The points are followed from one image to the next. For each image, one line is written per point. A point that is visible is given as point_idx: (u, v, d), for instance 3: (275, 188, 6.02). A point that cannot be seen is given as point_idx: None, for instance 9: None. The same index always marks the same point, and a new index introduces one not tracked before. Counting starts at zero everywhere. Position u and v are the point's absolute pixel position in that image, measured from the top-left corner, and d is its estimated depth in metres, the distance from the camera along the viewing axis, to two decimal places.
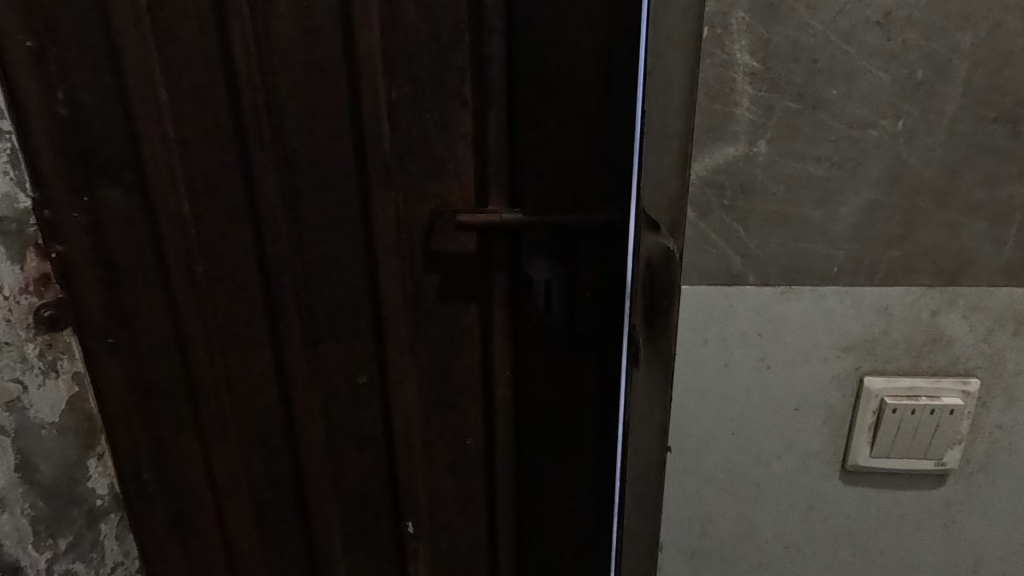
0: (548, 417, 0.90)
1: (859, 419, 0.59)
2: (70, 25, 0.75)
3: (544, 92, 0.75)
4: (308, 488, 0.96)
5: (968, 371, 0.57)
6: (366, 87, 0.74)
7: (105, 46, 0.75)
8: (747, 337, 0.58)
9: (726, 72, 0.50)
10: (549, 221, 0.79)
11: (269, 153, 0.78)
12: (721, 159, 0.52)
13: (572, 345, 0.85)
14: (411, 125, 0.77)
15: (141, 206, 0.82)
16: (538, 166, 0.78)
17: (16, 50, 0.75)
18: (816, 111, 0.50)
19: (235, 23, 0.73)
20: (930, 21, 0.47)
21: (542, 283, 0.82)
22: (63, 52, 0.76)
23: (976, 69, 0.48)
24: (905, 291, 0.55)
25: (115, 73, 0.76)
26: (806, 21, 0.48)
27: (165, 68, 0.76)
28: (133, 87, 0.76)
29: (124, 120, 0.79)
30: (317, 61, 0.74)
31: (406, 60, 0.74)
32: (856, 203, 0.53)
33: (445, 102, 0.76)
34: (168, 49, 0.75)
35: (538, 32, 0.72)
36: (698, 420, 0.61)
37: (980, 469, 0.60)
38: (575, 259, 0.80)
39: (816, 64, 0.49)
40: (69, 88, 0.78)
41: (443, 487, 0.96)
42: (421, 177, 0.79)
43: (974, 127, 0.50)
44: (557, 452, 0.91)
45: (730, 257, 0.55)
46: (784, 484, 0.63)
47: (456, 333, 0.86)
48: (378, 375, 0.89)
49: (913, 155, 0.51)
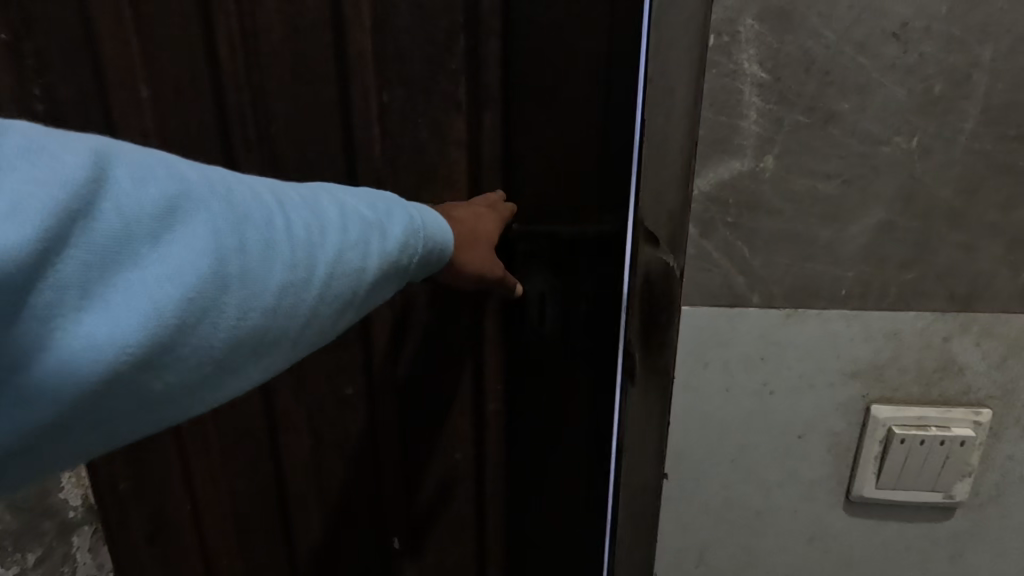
0: (541, 433, 0.87)
1: (866, 449, 0.56)
2: (40, 16, 0.71)
3: (542, 96, 0.72)
4: (291, 501, 0.93)
5: (981, 400, 0.54)
6: (356, 87, 0.71)
7: (81, 39, 0.72)
8: (750, 361, 0.55)
9: (732, 82, 0.47)
10: (542, 229, 0.76)
11: (255, 156, 0.75)
12: (726, 174, 0.50)
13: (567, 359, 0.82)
14: (402, 129, 0.73)
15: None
16: (534, 173, 0.74)
17: None
18: (827, 125, 0.47)
19: (219, 18, 0.70)
20: (949, 32, 0.44)
21: (536, 295, 0.79)
22: (39, 45, 0.72)
23: (996, 85, 0.45)
24: (915, 315, 0.52)
25: (93, 69, 0.73)
26: (819, 30, 0.45)
27: (143, 64, 0.72)
28: (111, 84, 0.73)
29: (101, 117, 0.75)
30: (305, 59, 0.71)
31: (398, 60, 0.71)
32: (866, 223, 0.50)
33: (438, 106, 0.72)
34: (148, 44, 0.71)
35: (536, 33, 0.69)
36: (697, 447, 0.58)
37: (990, 502, 0.58)
38: (571, 271, 0.78)
39: (828, 76, 0.46)
40: (41, 84, 0.74)
41: (430, 505, 0.92)
42: (412, 183, 0.76)
43: (993, 146, 0.47)
44: (549, 469, 0.88)
45: (733, 276, 0.52)
46: (786, 514, 0.60)
47: (446, 345, 0.83)
48: (364, 387, 0.85)
49: (928, 173, 0.48)
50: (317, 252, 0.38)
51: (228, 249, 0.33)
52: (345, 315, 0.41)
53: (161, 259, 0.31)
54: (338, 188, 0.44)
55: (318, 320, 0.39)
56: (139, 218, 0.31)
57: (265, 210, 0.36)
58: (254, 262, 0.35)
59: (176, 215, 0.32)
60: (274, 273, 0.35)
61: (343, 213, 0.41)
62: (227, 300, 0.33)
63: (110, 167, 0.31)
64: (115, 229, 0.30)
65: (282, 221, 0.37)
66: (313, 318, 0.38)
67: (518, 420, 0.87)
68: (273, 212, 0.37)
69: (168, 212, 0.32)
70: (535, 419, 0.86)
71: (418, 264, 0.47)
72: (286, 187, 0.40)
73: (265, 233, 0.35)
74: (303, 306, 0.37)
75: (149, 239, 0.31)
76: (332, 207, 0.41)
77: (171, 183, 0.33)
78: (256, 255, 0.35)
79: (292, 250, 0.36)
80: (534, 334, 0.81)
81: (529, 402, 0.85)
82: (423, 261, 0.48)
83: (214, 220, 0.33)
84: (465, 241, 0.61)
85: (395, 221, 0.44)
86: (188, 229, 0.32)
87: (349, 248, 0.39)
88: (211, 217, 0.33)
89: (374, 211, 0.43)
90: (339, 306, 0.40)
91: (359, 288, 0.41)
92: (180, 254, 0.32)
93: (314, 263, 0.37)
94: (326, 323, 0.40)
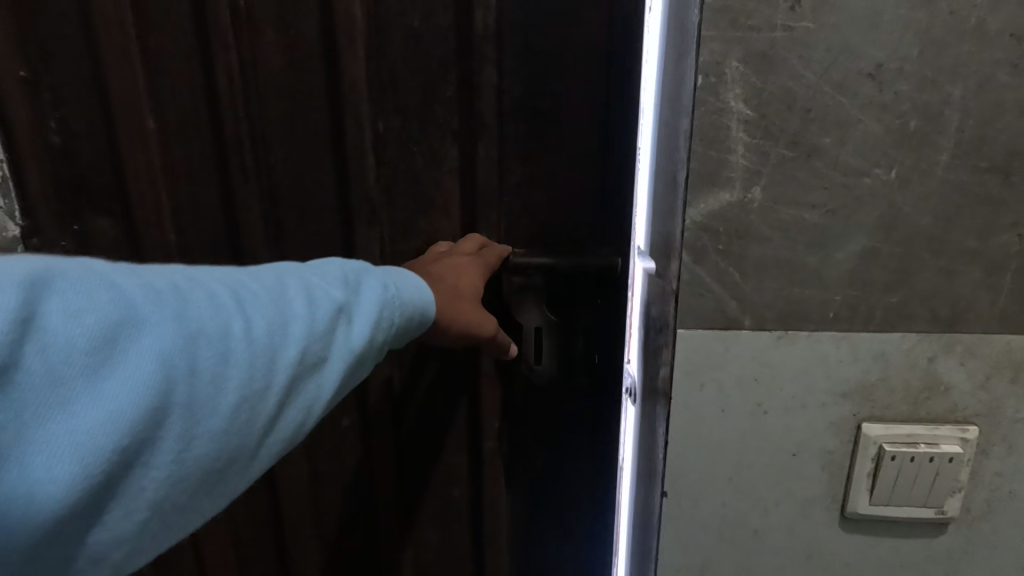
0: (542, 462, 0.87)
1: (858, 467, 0.58)
2: (53, 53, 0.73)
3: (538, 127, 0.74)
4: (288, 530, 0.92)
5: (968, 418, 0.56)
6: (352, 118, 0.74)
7: (91, 72, 0.74)
8: (743, 381, 0.57)
9: (721, 118, 0.50)
10: (537, 260, 0.77)
11: (254, 185, 0.77)
12: (717, 204, 0.52)
13: (565, 386, 0.83)
14: (402, 160, 0.76)
15: (130, 235, 0.80)
16: (530, 201, 0.76)
17: (9, 80, 0.73)
18: (810, 158, 0.50)
19: (222, 54, 0.72)
20: (921, 72, 0.48)
21: (531, 330, 0.80)
22: (55, 80, 0.74)
23: (968, 120, 0.48)
24: (901, 337, 0.54)
25: (101, 100, 0.75)
26: (799, 71, 0.48)
27: (151, 99, 0.74)
28: (118, 117, 0.75)
29: (109, 149, 0.77)
30: (302, 90, 0.74)
31: (401, 95, 0.74)
32: (850, 249, 0.52)
33: (431, 134, 0.75)
34: (157, 77, 0.74)
35: (530, 67, 0.72)
36: (695, 466, 0.60)
37: (981, 517, 0.59)
38: (569, 305, 0.79)
39: (810, 113, 0.49)
40: (52, 116, 0.76)
41: (426, 536, 0.93)
42: (408, 212, 0.78)
43: (967, 177, 0.50)
44: (549, 497, 0.89)
45: (725, 300, 0.55)
46: (783, 532, 0.62)
47: (443, 377, 0.85)
48: (363, 413, 0.86)
49: (907, 203, 0.51)
50: (279, 353, 0.40)
51: (178, 369, 0.35)
52: (311, 414, 0.42)
53: (104, 392, 0.32)
54: (305, 270, 0.46)
55: (281, 423, 0.40)
56: (80, 354, 0.32)
57: (219, 319, 0.38)
58: (204, 379, 0.36)
59: (120, 344, 0.34)
60: (230, 387, 0.37)
61: (311, 304, 0.43)
62: (176, 424, 0.35)
63: (49, 301, 0.32)
64: (55, 370, 0.31)
65: (240, 327, 0.38)
66: (275, 421, 0.40)
67: (517, 452, 0.87)
68: (230, 319, 0.38)
69: (111, 342, 0.33)
70: (533, 446, 0.87)
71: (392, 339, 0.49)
72: (244, 283, 0.42)
73: (220, 346, 0.37)
74: (263, 411, 0.39)
75: (92, 374, 0.32)
76: (297, 297, 0.42)
77: (115, 309, 0.34)
78: (208, 370, 0.36)
79: (251, 356, 0.38)
80: (531, 364, 0.82)
81: (526, 434, 0.86)
82: (399, 333, 0.50)
83: (164, 341, 0.35)
84: (455, 300, 0.64)
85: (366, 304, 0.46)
86: (133, 355, 0.34)
87: (313, 345, 0.41)
88: (161, 338, 0.35)
89: (343, 292, 0.45)
90: (303, 407, 0.41)
91: (318, 385, 0.42)
92: (125, 384, 0.33)
93: (274, 368, 0.39)
94: (290, 425, 0.41)
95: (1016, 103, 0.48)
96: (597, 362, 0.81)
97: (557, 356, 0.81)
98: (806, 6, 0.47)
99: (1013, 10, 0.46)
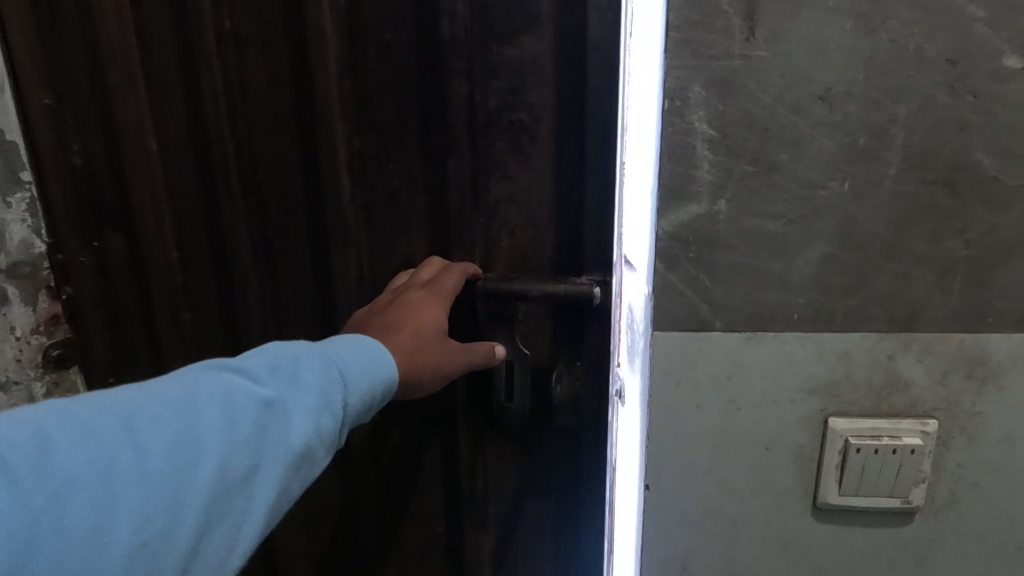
0: (522, 508, 0.82)
1: (826, 459, 0.62)
2: (66, 75, 0.74)
3: (516, 141, 0.69)
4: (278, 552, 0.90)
5: (928, 412, 0.60)
6: (325, 135, 0.70)
7: (96, 94, 0.74)
8: (716, 380, 0.61)
9: (686, 138, 0.55)
10: (505, 288, 0.71)
11: (239, 203, 0.75)
12: (685, 216, 0.57)
13: (544, 421, 0.78)
14: (377, 179, 0.72)
15: (139, 255, 0.80)
16: (512, 223, 0.72)
17: (35, 105, 0.75)
18: (770, 173, 0.55)
19: (207, 75, 0.71)
20: (868, 94, 0.52)
21: (504, 366, 0.75)
22: (76, 102, 0.75)
23: (912, 137, 0.53)
24: (862, 336, 0.58)
25: (107, 121, 0.75)
26: (756, 94, 0.53)
27: (155, 118, 0.75)
28: (125, 137, 0.75)
29: (117, 168, 0.77)
30: (281, 110, 0.71)
31: (376, 108, 0.70)
32: (812, 256, 0.57)
33: (407, 151, 0.71)
34: (159, 99, 0.74)
35: (506, 76, 0.67)
36: (674, 461, 0.64)
37: (946, 507, 0.63)
38: (546, 340, 0.75)
39: (768, 132, 0.54)
40: (69, 137, 0.77)
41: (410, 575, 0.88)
42: (387, 232, 0.74)
43: (915, 188, 0.54)
44: (534, 544, 0.83)
45: (698, 304, 0.59)
46: (759, 522, 0.65)
47: (417, 419, 0.80)
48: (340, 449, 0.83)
49: (861, 213, 0.55)
50: (187, 470, 0.44)
51: (69, 507, 0.39)
52: (241, 522, 0.46)
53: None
54: (228, 374, 0.50)
55: (202, 536, 0.44)
56: None
57: (116, 449, 0.42)
58: (100, 510, 0.40)
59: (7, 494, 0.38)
60: (130, 513, 0.41)
61: (227, 414, 0.46)
62: (74, 557, 0.39)
63: None
64: None
65: (140, 454, 0.43)
66: (195, 535, 0.43)
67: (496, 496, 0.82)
68: (130, 447, 0.43)
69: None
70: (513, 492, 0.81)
71: (337, 429, 0.52)
72: (154, 405, 0.46)
73: (119, 474, 0.42)
74: (176, 528, 0.43)
75: None
76: (211, 409, 0.46)
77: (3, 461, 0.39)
78: (104, 501, 0.41)
79: (154, 477, 0.42)
80: (502, 401, 0.76)
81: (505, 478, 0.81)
82: (346, 420, 0.52)
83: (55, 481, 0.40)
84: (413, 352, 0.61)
85: (287, 409, 0.49)
86: (21, 502, 0.38)
87: (226, 455, 0.45)
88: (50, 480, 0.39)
89: (266, 393, 0.49)
90: (223, 517, 0.45)
91: (240, 494, 0.46)
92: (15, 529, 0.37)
93: (183, 484, 0.43)
94: (216, 535, 0.45)
95: (955, 121, 0.52)
96: (581, 396, 0.76)
97: (531, 389, 0.76)
98: (760, 36, 0.52)
99: (948, 39, 0.51)
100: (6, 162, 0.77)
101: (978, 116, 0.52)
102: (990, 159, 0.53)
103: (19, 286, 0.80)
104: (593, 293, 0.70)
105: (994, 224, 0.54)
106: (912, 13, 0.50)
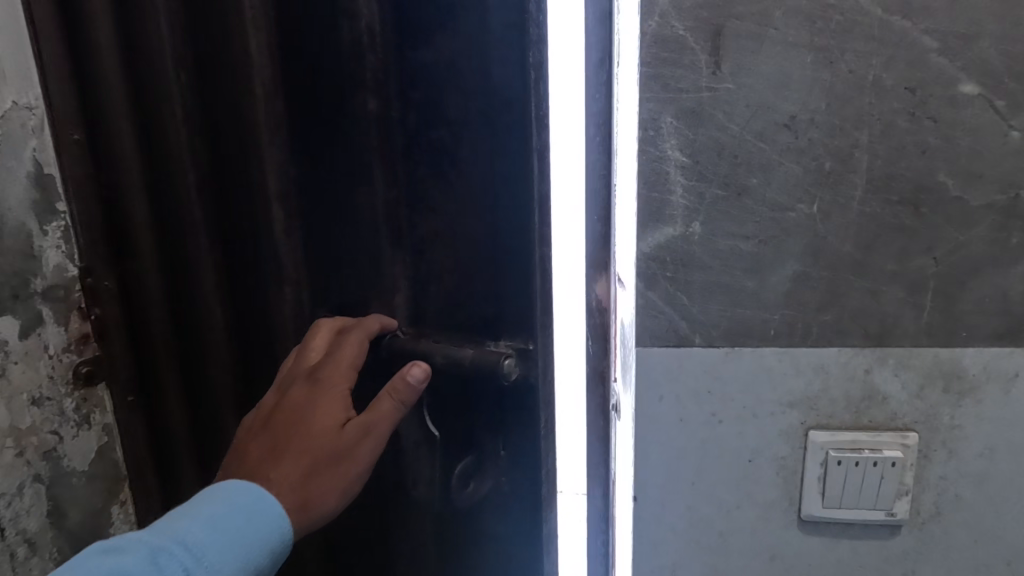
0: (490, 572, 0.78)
1: (808, 472, 0.63)
2: (89, 110, 0.78)
3: (440, 163, 0.66)
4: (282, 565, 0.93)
5: (908, 425, 0.61)
6: (283, 160, 0.70)
7: (108, 128, 0.77)
8: (698, 394, 0.63)
9: (660, 165, 0.58)
10: (419, 351, 0.70)
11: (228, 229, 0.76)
12: (662, 238, 0.60)
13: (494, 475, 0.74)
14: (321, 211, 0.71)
15: (159, 279, 0.83)
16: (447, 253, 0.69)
17: (66, 142, 0.79)
18: (741, 196, 0.58)
19: (176, 104, 0.73)
20: (830, 121, 0.55)
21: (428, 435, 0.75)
22: (97, 135, 0.78)
23: (875, 160, 0.56)
24: (837, 351, 0.60)
25: (125, 151, 0.78)
26: (724, 123, 0.56)
27: (157, 151, 0.76)
28: (146, 168, 0.78)
29: (133, 196, 0.80)
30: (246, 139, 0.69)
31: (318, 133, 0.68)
32: (784, 274, 0.59)
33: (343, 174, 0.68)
34: (151, 132, 0.75)
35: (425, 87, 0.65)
36: (659, 474, 0.66)
37: (931, 519, 0.64)
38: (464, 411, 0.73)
39: (737, 159, 0.57)
40: (99, 169, 0.81)
41: None
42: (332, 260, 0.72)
43: (881, 209, 0.57)
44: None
45: (677, 321, 0.62)
46: (746, 534, 0.67)
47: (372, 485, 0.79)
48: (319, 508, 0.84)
49: (830, 232, 0.58)
50: None
51: None
52: None
53: None
54: None
55: None
56: None
57: None
58: None
59: None
60: None
61: None
62: None
63: None
64: None
65: None
66: None
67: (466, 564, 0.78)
68: None
69: None
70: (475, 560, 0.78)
71: None
72: None
73: None
74: None
75: None
76: None
77: None
78: None
79: None
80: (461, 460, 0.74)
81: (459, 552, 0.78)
82: None
83: None
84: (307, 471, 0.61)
85: None
86: None
87: None
88: None
89: None
90: None
91: None
92: None
93: None
94: None
95: (916, 144, 0.55)
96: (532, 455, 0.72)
97: (438, 449, 0.75)
98: (726, 70, 0.55)
99: (904, 68, 0.54)
100: (43, 192, 0.80)
101: (938, 140, 0.55)
102: (952, 180, 0.55)
103: (52, 307, 0.83)
104: (502, 364, 0.67)
105: (959, 242, 0.57)
106: (869, 45, 0.53)
